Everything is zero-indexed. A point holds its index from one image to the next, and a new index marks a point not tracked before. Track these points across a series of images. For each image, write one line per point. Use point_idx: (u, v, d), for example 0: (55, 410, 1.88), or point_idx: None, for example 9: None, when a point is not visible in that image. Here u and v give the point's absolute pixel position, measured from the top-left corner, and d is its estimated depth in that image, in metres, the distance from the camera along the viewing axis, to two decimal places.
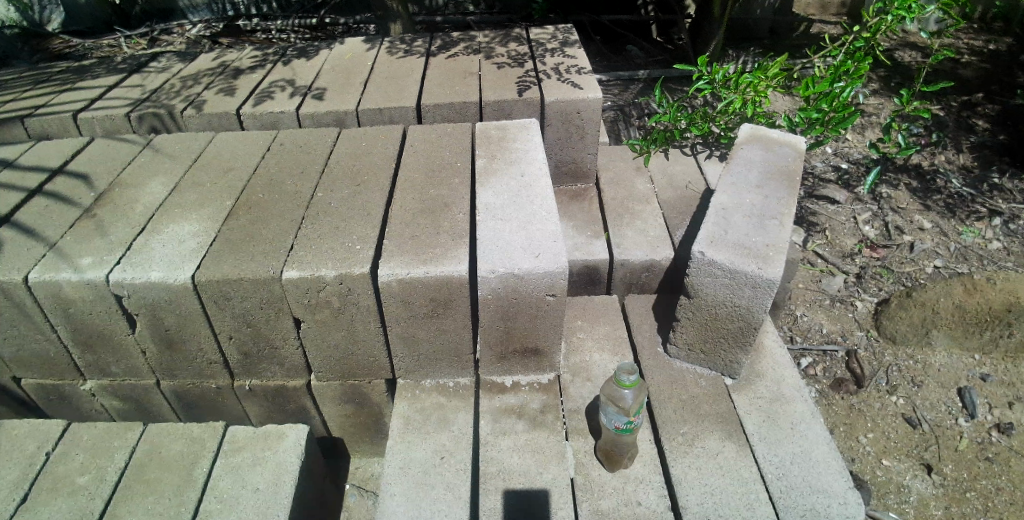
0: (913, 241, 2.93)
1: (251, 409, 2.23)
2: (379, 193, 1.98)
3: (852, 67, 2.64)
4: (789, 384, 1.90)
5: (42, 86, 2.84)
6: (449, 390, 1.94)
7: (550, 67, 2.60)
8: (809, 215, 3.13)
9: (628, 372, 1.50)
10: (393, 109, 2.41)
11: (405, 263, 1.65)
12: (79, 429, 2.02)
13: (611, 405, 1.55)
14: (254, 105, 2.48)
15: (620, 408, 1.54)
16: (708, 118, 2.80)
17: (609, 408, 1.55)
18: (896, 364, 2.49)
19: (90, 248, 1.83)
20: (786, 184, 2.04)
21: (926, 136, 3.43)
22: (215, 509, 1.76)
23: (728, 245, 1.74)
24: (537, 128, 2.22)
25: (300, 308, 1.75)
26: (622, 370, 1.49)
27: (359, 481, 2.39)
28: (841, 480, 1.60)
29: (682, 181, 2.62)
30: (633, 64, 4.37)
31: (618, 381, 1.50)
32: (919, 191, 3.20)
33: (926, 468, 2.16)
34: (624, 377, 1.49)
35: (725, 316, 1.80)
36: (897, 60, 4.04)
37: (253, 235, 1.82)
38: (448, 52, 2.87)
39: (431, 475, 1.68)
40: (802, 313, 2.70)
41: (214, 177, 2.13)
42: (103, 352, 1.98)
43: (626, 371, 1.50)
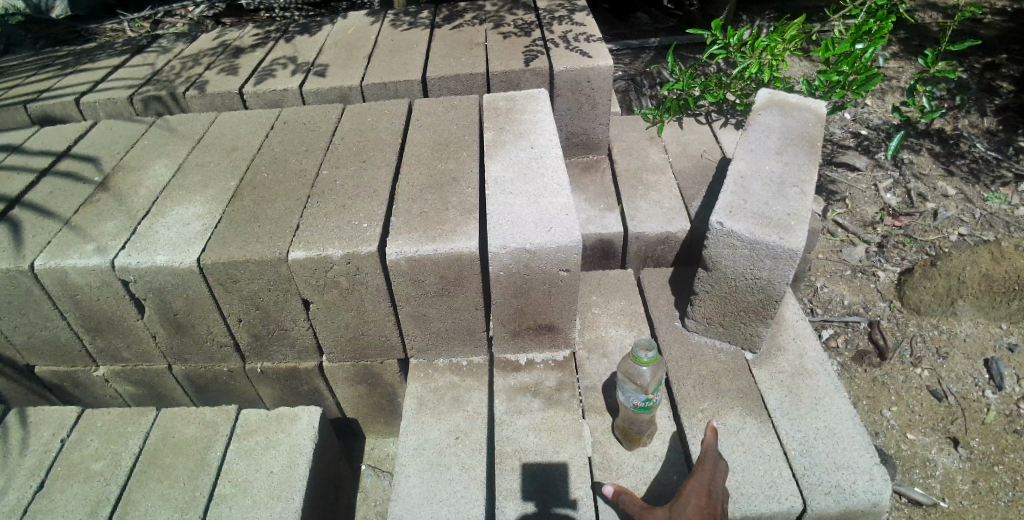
0: (937, 209, 2.84)
1: (263, 392, 2.21)
2: (386, 170, 1.93)
3: (873, 27, 2.54)
4: (812, 357, 1.85)
5: (45, 71, 2.81)
6: (463, 369, 1.91)
7: (559, 36, 2.51)
8: (828, 184, 3.04)
9: (647, 349, 1.43)
10: (398, 83, 2.34)
11: (414, 240, 1.61)
12: (92, 415, 2.01)
13: (628, 380, 1.51)
14: (256, 84, 2.42)
15: (639, 384, 1.50)
16: (723, 84, 2.72)
17: (626, 384, 1.51)
18: (920, 334, 2.42)
19: (94, 233, 1.80)
20: (806, 150, 1.96)
21: (950, 100, 3.31)
22: (230, 494, 1.75)
23: (747, 215, 1.67)
24: (546, 98, 2.15)
25: (309, 289, 1.71)
26: (639, 347, 1.43)
27: (375, 461, 2.39)
28: (867, 455, 1.56)
29: (697, 150, 2.54)
30: (642, 32, 4.27)
31: (635, 357, 1.44)
32: (942, 156, 3.10)
33: (952, 442, 2.11)
34: (641, 354, 1.43)
35: (746, 289, 1.74)
36: (919, 21, 3.88)
37: (259, 215, 1.78)
38: (453, 23, 2.78)
39: (447, 455, 1.66)
40: (822, 285, 2.63)
41: (217, 158, 2.08)
42: (114, 337, 1.96)
43: (644, 347, 1.44)
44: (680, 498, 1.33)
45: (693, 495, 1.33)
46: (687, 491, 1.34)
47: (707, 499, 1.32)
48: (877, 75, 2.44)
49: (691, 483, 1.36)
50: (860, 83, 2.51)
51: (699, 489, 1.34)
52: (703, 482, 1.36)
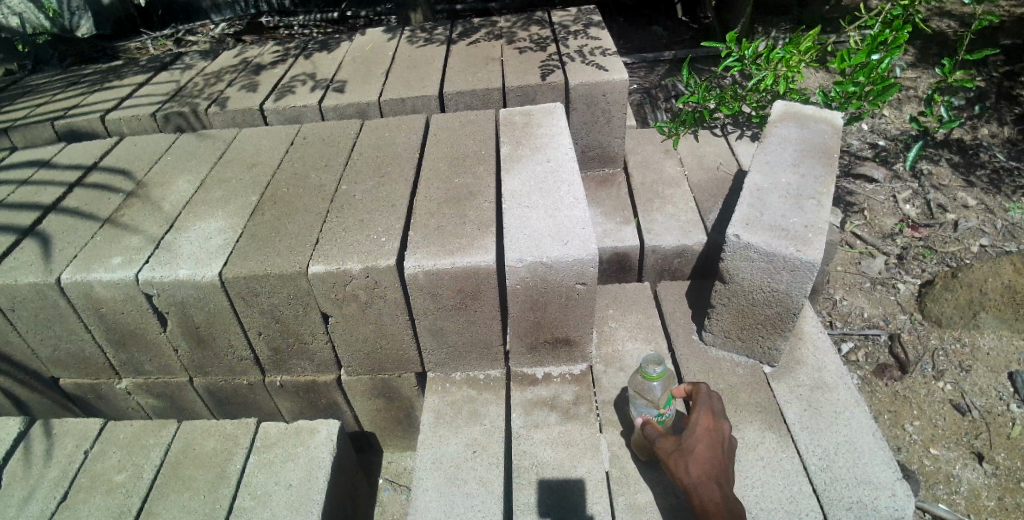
0: (958, 219, 2.81)
1: (283, 404, 2.23)
2: (404, 185, 1.95)
3: (890, 37, 2.53)
4: (831, 371, 1.83)
5: (72, 88, 2.89)
6: (480, 383, 1.91)
7: (574, 50, 2.54)
8: (846, 195, 3.02)
9: (652, 364, 1.45)
10: (415, 99, 2.38)
11: (431, 254, 1.62)
12: (115, 427, 2.04)
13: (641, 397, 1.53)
14: (276, 100, 2.47)
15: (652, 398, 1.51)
16: (739, 97, 2.73)
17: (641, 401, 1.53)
18: (942, 347, 2.39)
19: (118, 247, 1.84)
20: (823, 162, 1.95)
21: (968, 109, 3.28)
22: (249, 506, 1.76)
23: (765, 227, 1.67)
24: (562, 112, 2.17)
25: (328, 302, 1.74)
26: (648, 363, 1.45)
27: (392, 475, 2.39)
28: (889, 471, 1.53)
29: (713, 163, 2.55)
30: (659, 45, 4.29)
31: (645, 374, 1.45)
32: (961, 166, 3.07)
33: (976, 457, 2.07)
34: (648, 370, 1.45)
35: (763, 302, 1.74)
36: (935, 29, 3.87)
37: (279, 230, 1.81)
38: (469, 39, 2.82)
39: (464, 469, 1.66)
40: (841, 297, 2.61)
41: (239, 174, 2.12)
42: (136, 350, 2.00)
43: (650, 363, 1.45)
44: (690, 422, 1.47)
45: (702, 418, 1.48)
46: (695, 415, 1.49)
47: (714, 420, 1.48)
48: (894, 85, 2.45)
49: (696, 409, 1.51)
50: (877, 93, 2.51)
51: (706, 412, 1.49)
52: (707, 406, 1.51)
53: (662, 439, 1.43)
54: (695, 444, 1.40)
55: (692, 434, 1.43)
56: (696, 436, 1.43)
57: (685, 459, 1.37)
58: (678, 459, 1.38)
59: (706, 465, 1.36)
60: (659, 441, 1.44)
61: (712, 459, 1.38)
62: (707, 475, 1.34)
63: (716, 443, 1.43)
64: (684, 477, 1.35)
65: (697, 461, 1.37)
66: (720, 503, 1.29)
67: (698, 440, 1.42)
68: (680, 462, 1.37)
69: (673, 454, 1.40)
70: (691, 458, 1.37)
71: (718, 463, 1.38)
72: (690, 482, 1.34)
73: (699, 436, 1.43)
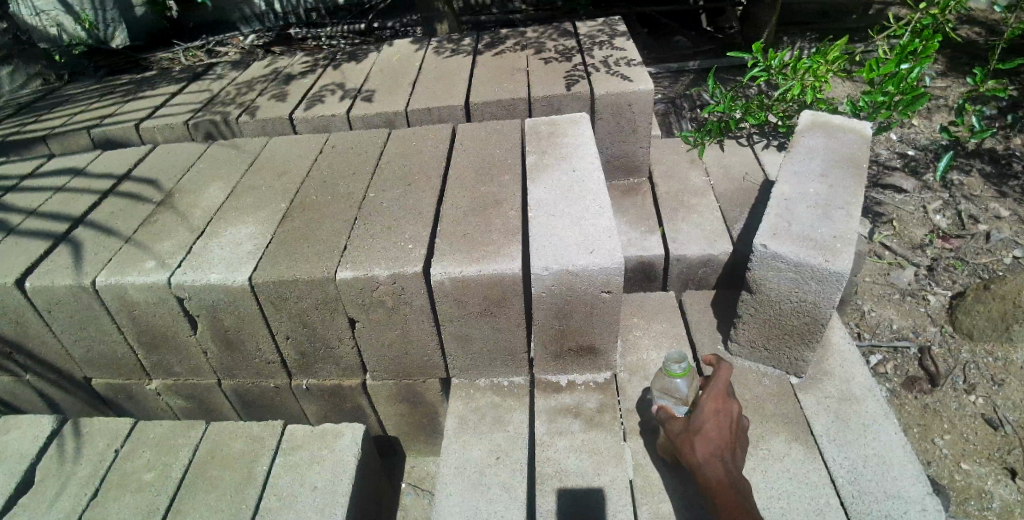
0: (990, 230, 2.75)
1: (309, 408, 2.26)
2: (430, 193, 1.98)
3: (919, 47, 2.52)
4: (859, 383, 1.80)
5: (109, 98, 3.00)
6: (504, 389, 1.92)
7: (598, 60, 2.56)
8: (874, 205, 2.98)
9: (677, 363, 1.49)
10: (442, 108, 2.42)
11: (458, 261, 1.64)
12: (145, 427, 2.09)
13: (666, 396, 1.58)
14: (305, 110, 2.53)
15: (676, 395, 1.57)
16: (765, 106, 2.72)
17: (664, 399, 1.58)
18: (974, 361, 2.34)
19: (152, 251, 1.89)
20: (851, 172, 1.94)
21: (1000, 119, 3.23)
22: (274, 507, 1.79)
23: (792, 237, 1.66)
24: (587, 122, 2.18)
25: (356, 307, 1.76)
26: (671, 361, 1.49)
27: (415, 480, 2.40)
28: (919, 485, 1.50)
29: (738, 172, 2.54)
30: (682, 55, 4.31)
31: (668, 371, 1.49)
32: (994, 177, 3.02)
33: (1010, 473, 2.02)
34: (672, 369, 1.49)
35: (790, 312, 1.72)
36: (965, 38, 3.81)
37: (308, 236, 1.85)
38: (495, 50, 2.86)
39: (487, 474, 1.67)
40: (869, 308, 2.57)
41: (269, 181, 2.17)
42: (167, 352, 2.05)
43: (674, 361, 1.50)
44: (699, 401, 1.46)
45: (712, 397, 1.46)
46: (705, 394, 1.47)
47: (724, 398, 1.46)
48: (924, 94, 2.38)
49: (708, 387, 1.48)
50: (907, 103, 2.45)
51: (717, 390, 1.47)
52: (719, 384, 1.48)
53: (671, 422, 1.46)
54: (702, 425, 1.41)
55: (700, 415, 1.43)
56: (703, 417, 1.42)
57: (690, 441, 1.39)
58: (685, 441, 1.41)
59: (713, 446, 1.37)
60: (669, 423, 1.47)
61: (719, 439, 1.38)
62: (713, 456, 1.36)
63: (725, 423, 1.42)
64: (691, 458, 1.38)
65: (703, 442, 1.38)
66: (724, 485, 1.31)
67: (706, 421, 1.41)
68: (687, 444, 1.40)
69: (680, 435, 1.42)
70: (697, 440, 1.39)
71: (725, 442, 1.39)
72: (695, 463, 1.37)
73: (707, 416, 1.42)
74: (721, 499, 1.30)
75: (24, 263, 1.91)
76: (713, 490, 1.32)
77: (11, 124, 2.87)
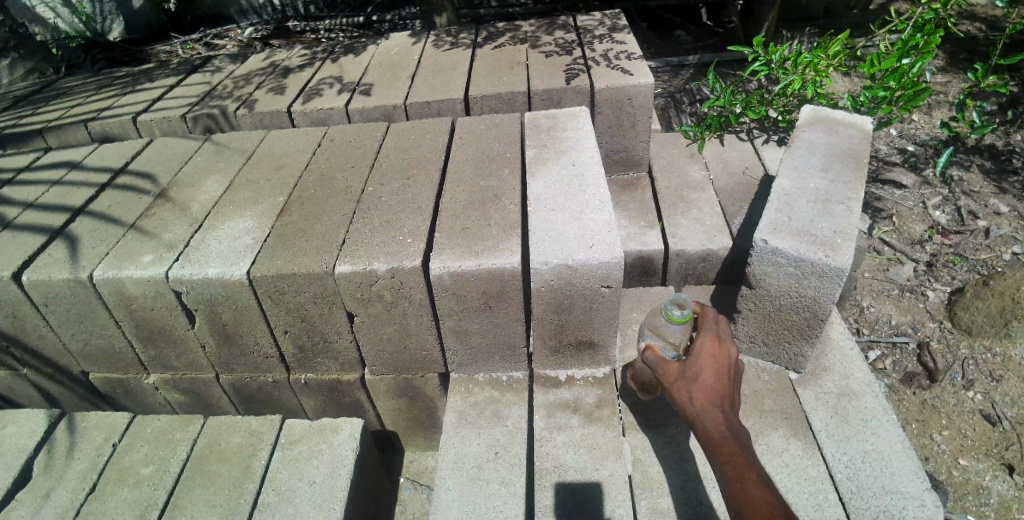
0: (989, 226, 2.75)
1: (307, 403, 2.26)
2: (429, 187, 1.97)
3: (921, 41, 2.52)
4: (858, 378, 1.80)
5: (105, 90, 2.97)
6: (503, 384, 1.92)
7: (599, 54, 2.55)
8: (874, 201, 2.98)
9: (678, 306, 1.37)
10: (441, 102, 2.41)
11: (457, 255, 1.64)
12: (143, 421, 2.08)
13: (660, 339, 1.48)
14: (303, 103, 2.51)
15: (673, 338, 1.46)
16: (765, 101, 2.71)
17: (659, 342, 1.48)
18: (972, 357, 2.34)
19: (149, 246, 1.88)
20: (852, 167, 1.93)
21: (1001, 114, 3.22)
22: (272, 502, 1.79)
23: (792, 232, 1.65)
24: (587, 116, 2.17)
25: (354, 302, 1.76)
26: (674, 303, 1.37)
27: (413, 475, 2.41)
28: (917, 480, 1.50)
29: (738, 167, 2.53)
30: (683, 50, 4.31)
31: (668, 315, 1.38)
32: (993, 173, 3.01)
33: (1007, 468, 2.02)
34: (672, 312, 1.37)
35: (790, 307, 1.72)
36: (966, 33, 3.80)
37: (306, 231, 1.84)
38: (494, 43, 2.85)
39: (486, 469, 1.67)
40: (868, 304, 2.57)
41: (267, 175, 2.16)
42: (164, 346, 2.04)
43: (675, 305, 1.38)
44: (695, 347, 1.38)
45: (707, 343, 1.38)
46: (699, 341, 1.39)
47: (720, 345, 1.38)
48: (926, 89, 2.39)
49: (701, 334, 1.41)
50: (908, 98, 2.48)
51: (711, 337, 1.39)
52: (713, 331, 1.41)
53: (666, 367, 1.36)
54: (698, 371, 1.32)
55: (696, 361, 1.34)
56: (700, 363, 1.34)
57: (687, 387, 1.30)
58: (681, 387, 1.31)
59: (710, 392, 1.28)
60: (663, 368, 1.37)
61: (717, 386, 1.29)
62: (711, 402, 1.26)
63: (722, 370, 1.33)
64: (687, 405, 1.28)
65: (699, 390, 1.29)
66: (723, 430, 1.21)
67: (701, 368, 1.33)
68: (684, 390, 1.30)
69: (675, 381, 1.33)
70: (695, 386, 1.30)
71: (724, 388, 1.30)
72: (692, 410, 1.27)
73: (702, 363, 1.33)
74: (720, 446, 1.19)
75: (20, 256, 1.89)
76: (712, 437, 1.21)
77: (6, 117, 2.85)
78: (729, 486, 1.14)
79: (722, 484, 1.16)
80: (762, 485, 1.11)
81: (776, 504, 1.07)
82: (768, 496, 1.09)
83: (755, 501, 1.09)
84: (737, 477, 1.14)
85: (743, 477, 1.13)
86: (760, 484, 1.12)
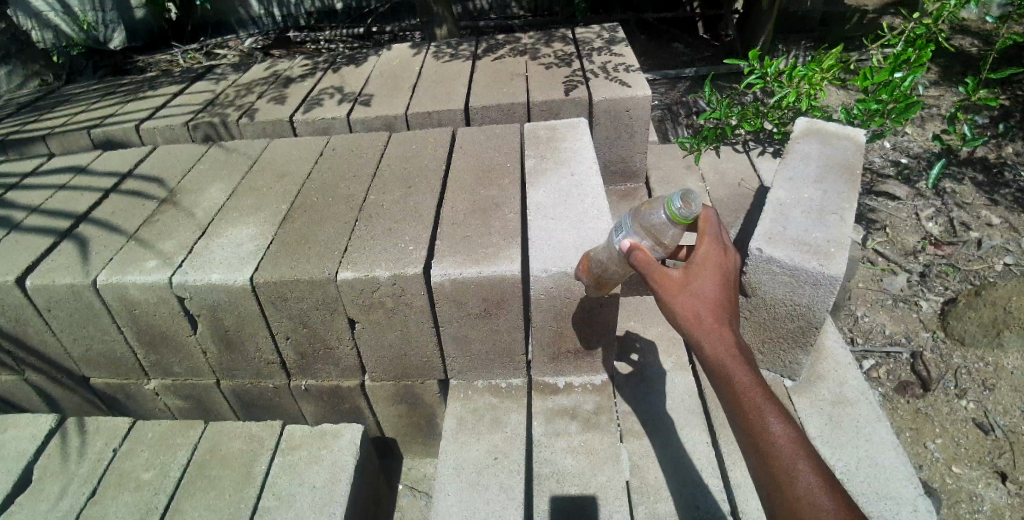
0: (981, 238, 2.80)
1: (306, 408, 2.27)
2: (430, 196, 2.00)
3: (913, 55, 2.56)
4: (852, 386, 1.83)
5: (109, 98, 3.01)
6: (502, 391, 1.94)
7: (597, 66, 2.60)
8: (868, 212, 3.02)
9: (687, 202, 1.00)
10: (442, 113, 2.45)
11: (458, 263, 1.67)
12: (143, 426, 2.09)
13: (644, 233, 1.11)
14: (306, 112, 2.55)
15: (661, 236, 1.10)
16: (761, 114, 2.76)
17: (641, 238, 1.11)
18: (965, 366, 2.37)
19: (152, 252, 1.90)
20: (845, 178, 1.97)
21: (992, 128, 3.28)
22: (273, 506, 1.80)
23: (787, 241, 1.68)
24: (585, 127, 2.22)
25: (355, 309, 1.78)
26: (684, 200, 1.00)
27: (412, 481, 2.42)
28: (911, 486, 1.53)
29: (734, 179, 2.58)
30: (680, 62, 4.38)
31: (670, 211, 1.02)
32: (985, 185, 3.06)
33: (1000, 476, 2.04)
34: (676, 211, 1.01)
35: (785, 315, 1.75)
36: (958, 48, 3.87)
37: (309, 238, 1.87)
38: (494, 55, 2.90)
39: (485, 475, 1.68)
40: (863, 313, 2.60)
41: (269, 183, 2.19)
42: (166, 352, 2.06)
43: (682, 201, 1.01)
44: (696, 256, 1.09)
45: (710, 253, 1.10)
46: (700, 250, 1.10)
47: (727, 258, 1.09)
48: (918, 103, 2.45)
49: (702, 241, 1.12)
50: (900, 112, 2.53)
51: (718, 248, 1.10)
52: (719, 239, 1.12)
53: (661, 273, 1.05)
54: (702, 287, 1.04)
55: (698, 273, 1.06)
56: (702, 275, 1.06)
57: (689, 304, 1.02)
58: (681, 301, 1.03)
59: (718, 311, 1.02)
60: (656, 274, 1.06)
61: (724, 307, 1.03)
62: (720, 323, 1.00)
63: (729, 288, 1.06)
64: (689, 324, 1.01)
65: (703, 309, 1.02)
66: (737, 356, 0.96)
67: (706, 284, 1.05)
68: (686, 306, 1.02)
69: (673, 292, 1.04)
70: (700, 304, 1.02)
71: (732, 310, 1.03)
72: (695, 330, 1.00)
73: (707, 279, 1.05)
74: (733, 377, 0.94)
75: (24, 261, 1.92)
76: (723, 365, 0.95)
77: (11, 123, 2.88)
78: (744, 428, 0.91)
79: (735, 425, 0.93)
80: (787, 427, 0.89)
81: (801, 457, 0.86)
82: (796, 440, 0.88)
83: (779, 447, 0.87)
84: (756, 417, 0.90)
85: (763, 416, 0.90)
86: (780, 429, 0.88)
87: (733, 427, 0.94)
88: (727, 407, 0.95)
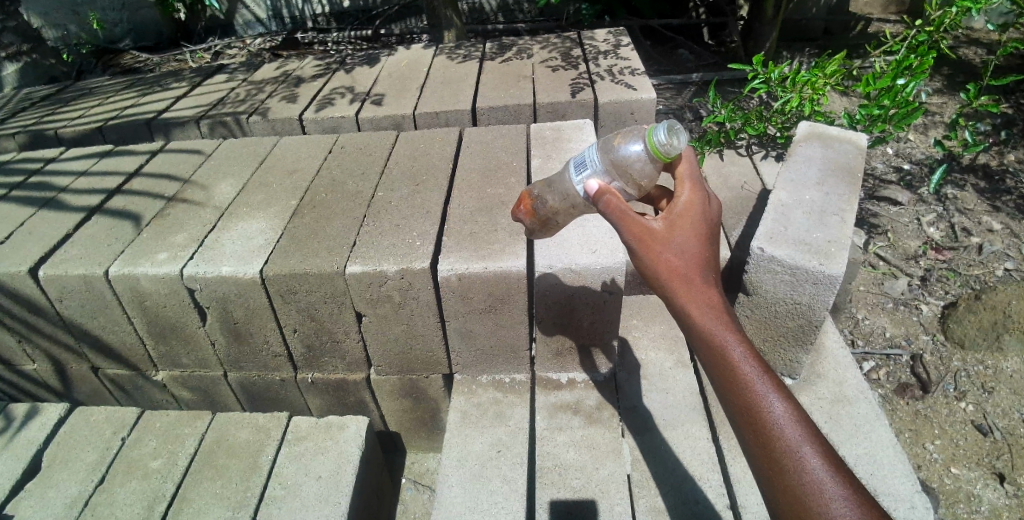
0: (982, 243, 2.84)
1: (312, 402, 2.31)
2: (438, 193, 2.04)
3: (915, 62, 2.59)
4: (851, 385, 1.86)
5: (121, 93, 3.06)
6: (506, 386, 1.96)
7: (603, 69, 2.65)
8: (870, 217, 3.04)
9: (670, 135, 1.03)
10: (449, 113, 2.49)
11: (465, 258, 1.70)
12: (151, 416, 2.13)
13: (615, 171, 1.13)
14: (316, 111, 2.60)
15: (634, 175, 1.14)
16: (764, 118, 2.80)
17: (611, 175, 1.13)
18: (964, 369, 2.39)
19: (165, 244, 1.93)
20: (846, 181, 2.00)
21: (994, 135, 3.32)
22: (279, 495, 1.83)
23: (788, 241, 1.71)
24: (590, 128, 2.26)
25: (363, 302, 1.82)
26: (669, 129, 1.04)
27: (415, 475, 2.45)
28: (908, 483, 1.55)
29: (738, 181, 2.60)
30: (684, 68, 4.42)
31: (652, 134, 1.05)
32: (987, 191, 3.09)
33: (998, 477, 2.06)
34: (659, 144, 1.04)
35: (787, 313, 1.79)
36: (961, 57, 3.92)
37: (319, 232, 1.90)
38: (502, 56, 2.95)
39: (488, 467, 1.71)
40: (863, 316, 2.63)
41: (279, 178, 2.23)
42: (175, 343, 2.09)
43: (666, 134, 1.04)
44: (677, 208, 1.00)
45: (691, 201, 1.01)
46: (682, 200, 1.01)
47: (706, 209, 1.02)
48: (919, 108, 2.48)
49: (684, 190, 1.03)
50: (903, 116, 2.56)
51: (698, 198, 1.02)
52: (697, 186, 1.04)
53: (640, 228, 0.96)
54: (687, 246, 0.96)
55: (680, 228, 0.97)
56: (684, 230, 0.98)
57: (678, 268, 0.95)
58: (663, 262, 0.95)
59: (703, 274, 0.95)
60: (635, 229, 0.97)
61: (712, 265, 0.97)
62: (707, 287, 0.95)
63: (714, 243, 0.99)
64: (676, 289, 0.95)
65: (695, 274, 0.95)
66: (731, 328, 0.92)
67: (688, 238, 0.97)
68: (672, 270, 0.95)
69: (654, 252, 0.95)
70: (684, 265, 0.95)
71: (716, 268, 0.98)
72: (686, 302, 0.94)
73: (692, 236, 0.97)
74: (729, 353, 0.90)
75: (38, 252, 1.95)
76: (717, 341, 0.91)
77: (26, 117, 2.92)
78: (741, 408, 0.90)
79: (729, 401, 0.92)
80: (789, 407, 0.88)
81: (800, 427, 0.87)
82: (799, 422, 0.87)
83: (782, 431, 0.86)
84: (755, 398, 0.88)
85: (764, 398, 0.88)
86: (778, 400, 0.88)
87: (726, 403, 0.93)
88: (720, 384, 0.92)
